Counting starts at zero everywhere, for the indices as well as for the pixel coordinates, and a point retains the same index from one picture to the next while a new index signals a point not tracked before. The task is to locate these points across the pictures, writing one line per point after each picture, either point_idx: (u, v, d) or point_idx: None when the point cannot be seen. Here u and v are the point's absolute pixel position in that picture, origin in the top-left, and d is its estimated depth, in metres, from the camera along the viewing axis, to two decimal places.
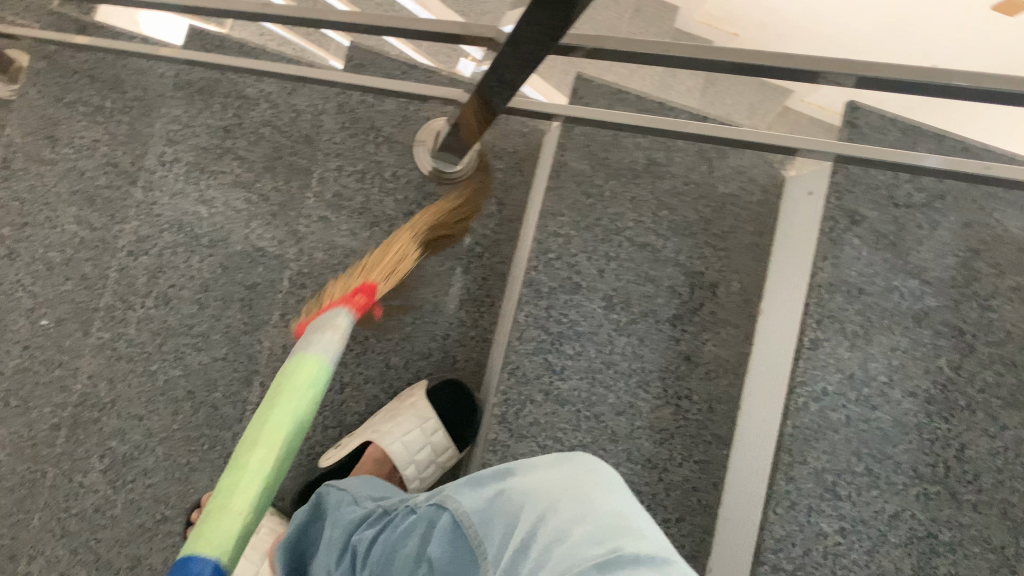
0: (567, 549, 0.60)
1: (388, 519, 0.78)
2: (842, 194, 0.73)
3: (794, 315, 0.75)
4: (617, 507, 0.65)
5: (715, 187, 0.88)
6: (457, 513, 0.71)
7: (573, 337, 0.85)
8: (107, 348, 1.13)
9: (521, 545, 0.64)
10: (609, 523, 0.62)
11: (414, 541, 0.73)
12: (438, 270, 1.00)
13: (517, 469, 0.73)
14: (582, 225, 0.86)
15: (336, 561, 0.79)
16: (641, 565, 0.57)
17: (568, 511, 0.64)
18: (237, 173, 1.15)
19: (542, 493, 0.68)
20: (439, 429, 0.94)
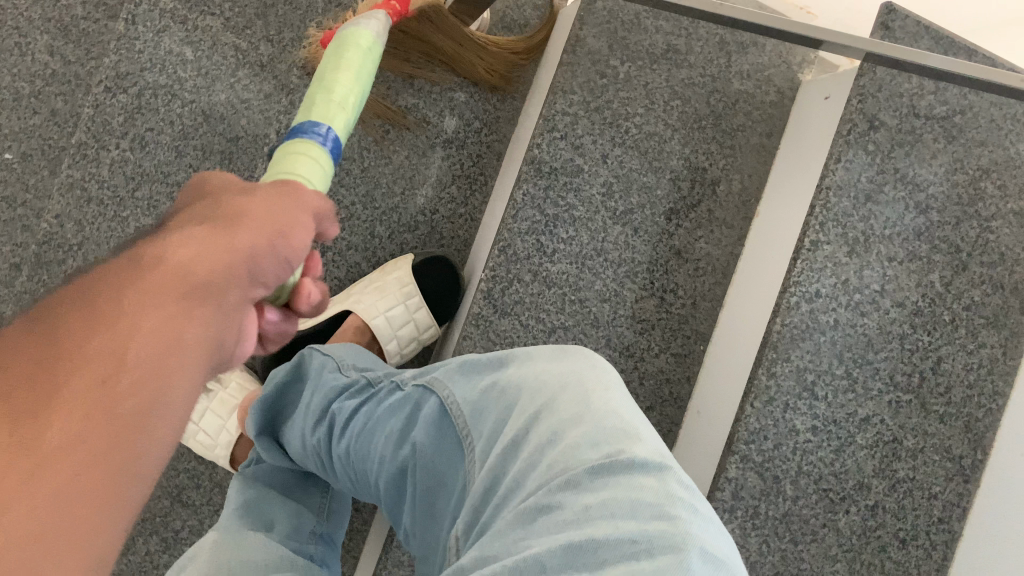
0: (563, 451, 0.59)
1: (372, 393, 0.77)
2: (864, 97, 0.72)
3: (793, 220, 0.76)
4: (618, 409, 0.63)
5: (731, 83, 0.86)
6: (445, 401, 0.70)
7: (567, 221, 0.84)
8: (78, 188, 1.07)
9: (514, 443, 0.62)
10: (608, 426, 0.60)
11: (396, 418, 0.73)
12: (435, 141, 0.98)
13: (514, 357, 0.71)
14: (592, 106, 0.85)
15: (313, 426, 0.78)
16: (637, 471, 0.57)
17: (568, 410, 0.62)
18: (228, 17, 1.09)
19: (540, 387, 0.65)
20: (422, 307, 0.93)
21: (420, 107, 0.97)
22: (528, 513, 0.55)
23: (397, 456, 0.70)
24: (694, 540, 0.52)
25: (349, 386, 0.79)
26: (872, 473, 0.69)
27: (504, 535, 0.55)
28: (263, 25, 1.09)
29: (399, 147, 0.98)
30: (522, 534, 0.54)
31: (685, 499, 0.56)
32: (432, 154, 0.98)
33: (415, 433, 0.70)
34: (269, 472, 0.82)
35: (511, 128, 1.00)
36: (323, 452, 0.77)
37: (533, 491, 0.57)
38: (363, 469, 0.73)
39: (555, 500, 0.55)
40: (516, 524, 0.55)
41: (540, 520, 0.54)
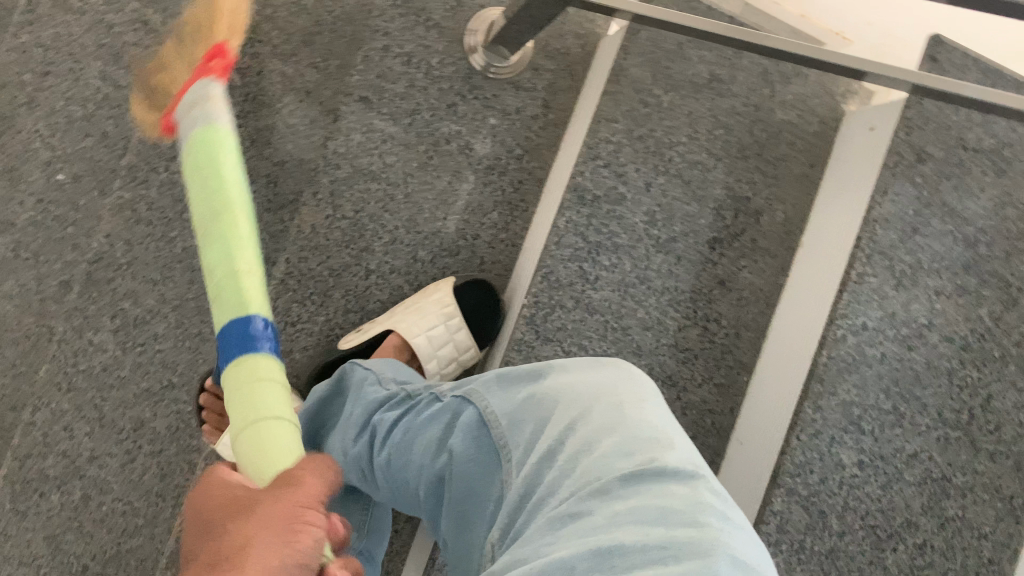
0: (595, 460, 0.61)
1: (411, 404, 0.78)
2: (911, 130, 0.73)
3: (841, 247, 0.75)
4: (652, 419, 0.64)
5: (773, 113, 0.87)
6: (483, 411, 0.71)
7: (610, 249, 0.85)
8: (127, 209, 1.10)
9: (549, 453, 0.64)
10: (639, 435, 0.62)
11: (436, 428, 0.73)
12: (477, 166, 0.99)
13: (551, 368, 0.72)
14: (635, 135, 0.85)
15: (355, 436, 0.79)
16: (666, 479, 0.58)
17: (601, 420, 0.64)
18: (274, 42, 1.11)
19: (574, 397, 0.67)
20: (462, 328, 0.94)
21: (463, 134, 0.99)
22: (560, 520, 0.57)
23: (438, 465, 0.71)
24: (721, 545, 0.53)
25: (389, 397, 0.80)
26: (921, 510, 0.68)
27: (537, 541, 0.57)
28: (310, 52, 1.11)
29: (441, 173, 0.99)
30: (553, 539, 0.56)
31: (714, 504, 0.57)
32: (473, 179, 0.99)
33: (455, 442, 0.70)
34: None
35: (552, 153, 1.00)
36: (364, 462, 0.78)
37: (565, 499, 0.59)
38: (405, 480, 0.74)
39: (587, 508, 0.57)
40: (548, 531, 0.57)
41: (572, 527, 0.56)
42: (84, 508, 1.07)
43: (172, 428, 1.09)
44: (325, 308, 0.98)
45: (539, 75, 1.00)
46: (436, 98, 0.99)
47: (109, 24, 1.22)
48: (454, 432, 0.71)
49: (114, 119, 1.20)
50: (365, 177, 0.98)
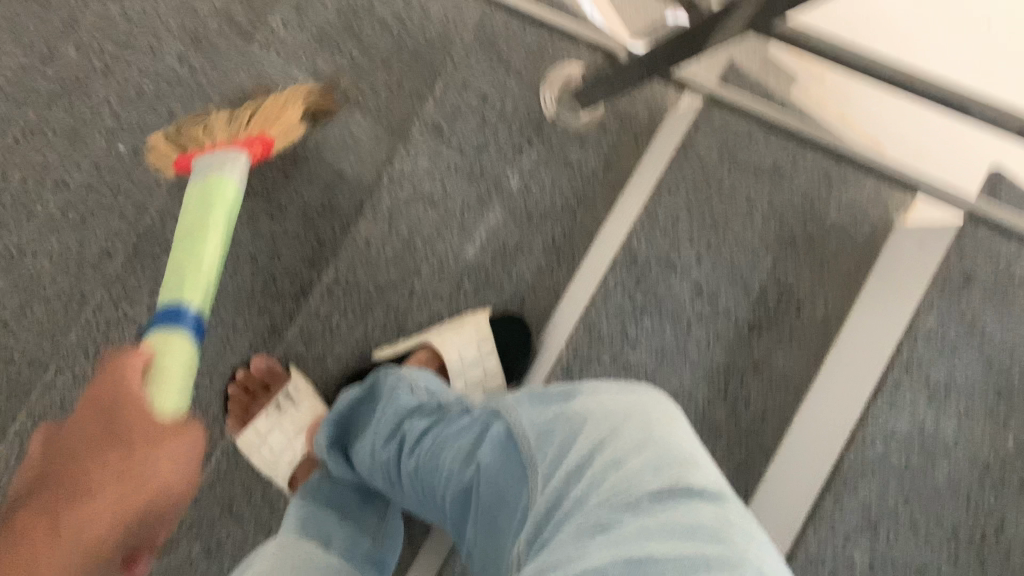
0: (624, 477, 0.61)
1: (442, 413, 0.79)
2: (964, 254, 0.76)
3: (885, 349, 0.77)
4: (680, 439, 0.63)
5: (828, 214, 0.88)
6: (512, 427, 0.70)
7: (655, 313, 0.89)
8: None
9: (576, 468, 0.63)
10: (668, 453, 0.62)
11: (464, 438, 0.74)
12: (531, 210, 1.01)
13: (579, 386, 0.70)
14: (696, 208, 0.90)
15: (385, 440, 0.81)
16: (692, 497, 0.59)
17: (628, 438, 0.63)
18: (357, 58, 1.14)
19: (604, 414, 0.66)
20: (494, 354, 0.97)
21: (524, 176, 1.01)
22: (590, 536, 0.58)
23: (464, 475, 0.72)
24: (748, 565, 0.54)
25: (418, 406, 0.82)
26: None
27: (567, 555, 0.57)
28: None
29: (496, 210, 1.01)
30: (584, 552, 0.56)
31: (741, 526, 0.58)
32: (526, 221, 1.01)
33: (481, 454, 0.71)
34: (329, 495, 0.85)
35: (606, 209, 1.01)
36: (392, 467, 0.80)
37: (593, 512, 0.59)
38: (433, 484, 0.75)
39: (616, 524, 0.57)
40: (577, 544, 0.57)
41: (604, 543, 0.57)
42: None
43: None
44: (364, 321, 1.00)
45: (608, 133, 1.01)
46: (507, 138, 1.02)
47: (196, 10, 1.26)
48: (483, 445, 0.71)
49: (182, 101, 1.24)
50: (425, 201, 1.01)
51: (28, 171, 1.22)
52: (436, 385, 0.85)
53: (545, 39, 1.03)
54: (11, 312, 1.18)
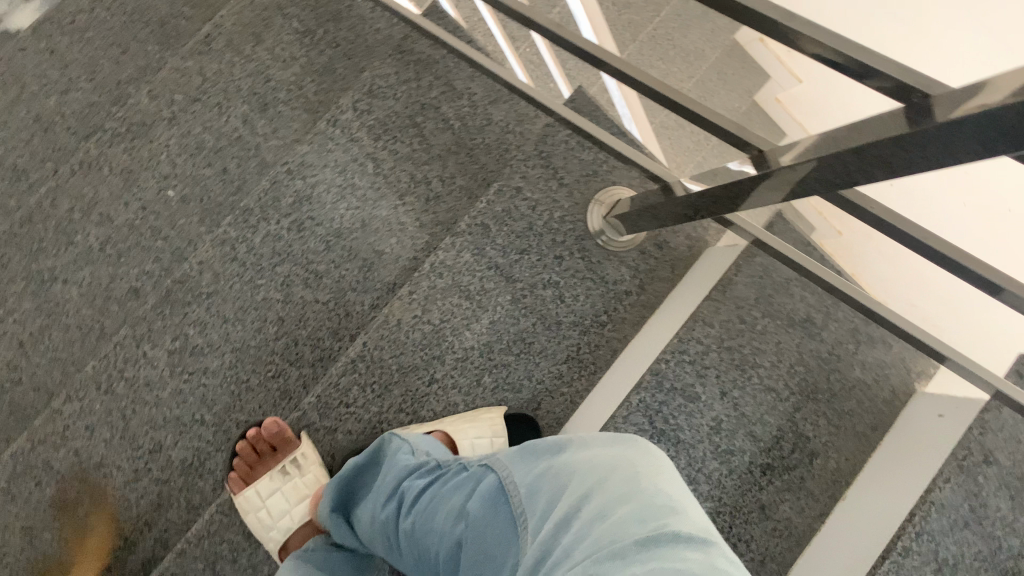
0: (610, 524, 0.57)
1: (441, 474, 0.79)
2: (985, 432, 0.75)
3: (892, 505, 0.78)
4: (670, 490, 0.61)
5: (852, 369, 0.91)
6: (504, 482, 0.71)
7: (672, 441, 0.91)
8: (228, 244, 1.15)
9: (565, 518, 0.61)
10: (656, 502, 0.59)
11: (461, 496, 0.74)
12: (561, 319, 1.03)
13: (569, 445, 0.71)
14: (724, 344, 0.94)
15: (385, 502, 0.81)
16: (679, 542, 0.54)
17: (615, 487, 0.62)
18: (415, 148, 1.19)
19: (590, 467, 0.66)
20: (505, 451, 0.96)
21: (560, 285, 1.04)
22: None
23: (457, 531, 0.71)
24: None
25: (417, 466, 0.82)
26: None
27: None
28: (442, 166, 1.19)
29: (526, 315, 1.03)
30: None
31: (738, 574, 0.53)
32: (554, 329, 1.03)
33: (474, 509, 0.70)
34: (322, 559, 0.87)
35: (634, 330, 1.03)
36: (392, 529, 0.79)
37: (577, 555, 0.56)
38: (427, 542, 0.74)
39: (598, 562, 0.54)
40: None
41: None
42: (73, 510, 1.06)
43: (186, 461, 1.09)
44: (382, 400, 1.01)
45: (648, 259, 1.05)
46: (548, 246, 1.05)
47: (269, 78, 1.30)
48: (474, 500, 0.71)
49: (239, 159, 1.27)
50: (459, 293, 1.04)
51: (80, 202, 1.26)
52: (437, 450, 0.86)
53: (600, 161, 1.08)
54: (32, 334, 1.19)
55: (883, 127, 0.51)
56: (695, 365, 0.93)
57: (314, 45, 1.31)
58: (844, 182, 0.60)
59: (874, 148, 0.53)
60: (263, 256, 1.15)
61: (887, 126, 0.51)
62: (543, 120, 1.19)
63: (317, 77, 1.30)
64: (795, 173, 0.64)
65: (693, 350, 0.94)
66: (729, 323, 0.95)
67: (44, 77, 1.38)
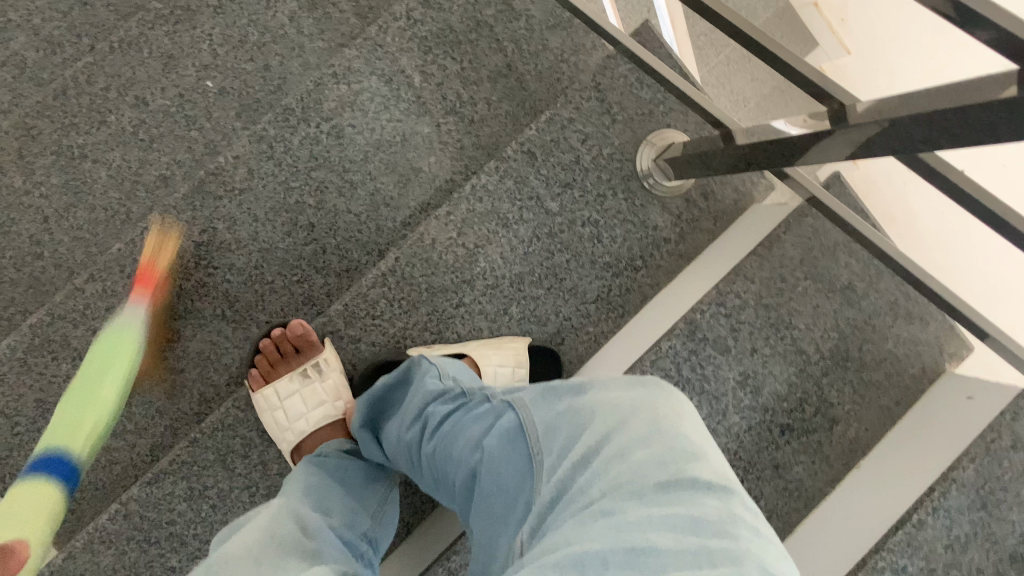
0: (630, 470, 0.56)
1: (461, 401, 0.78)
2: (1019, 418, 0.76)
3: (913, 478, 0.79)
4: (692, 436, 0.59)
5: (886, 341, 0.91)
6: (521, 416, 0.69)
7: (697, 390, 0.90)
8: (265, 142, 1.13)
9: (581, 457, 0.59)
10: (678, 450, 0.57)
11: (479, 424, 0.72)
12: (596, 258, 1.02)
13: (590, 383, 0.68)
14: (764, 301, 0.93)
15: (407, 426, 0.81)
16: (698, 495, 0.53)
17: (636, 430, 0.60)
18: (466, 67, 1.16)
19: (611, 408, 0.63)
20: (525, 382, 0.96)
21: (599, 224, 1.02)
22: (585, 519, 0.53)
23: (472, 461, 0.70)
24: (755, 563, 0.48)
25: (441, 389, 0.80)
26: None
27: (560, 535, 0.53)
28: (490, 88, 1.16)
29: (562, 250, 1.02)
30: (579, 535, 0.52)
31: (754, 527, 0.51)
32: (588, 267, 1.01)
33: (489, 439, 0.69)
34: (334, 466, 0.87)
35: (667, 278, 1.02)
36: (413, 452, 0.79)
37: (595, 498, 0.55)
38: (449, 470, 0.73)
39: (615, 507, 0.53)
40: (575, 526, 0.53)
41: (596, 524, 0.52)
42: None
43: (202, 354, 1.08)
44: (408, 316, 1.00)
45: (692, 209, 1.02)
46: (592, 183, 1.03)
47: None
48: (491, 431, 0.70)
49: (281, 57, 1.23)
50: (497, 220, 1.02)
51: (115, 82, 1.23)
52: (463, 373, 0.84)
53: (656, 102, 1.05)
54: (56, 210, 1.18)
55: (996, 87, 0.49)
56: (729, 319, 0.92)
57: None
58: (928, 143, 0.58)
59: (979, 108, 0.50)
60: (300, 158, 1.12)
61: (1001, 85, 0.49)
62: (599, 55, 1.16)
63: None
64: (877, 130, 0.62)
65: (729, 304, 0.93)
66: (770, 282, 0.94)
67: None
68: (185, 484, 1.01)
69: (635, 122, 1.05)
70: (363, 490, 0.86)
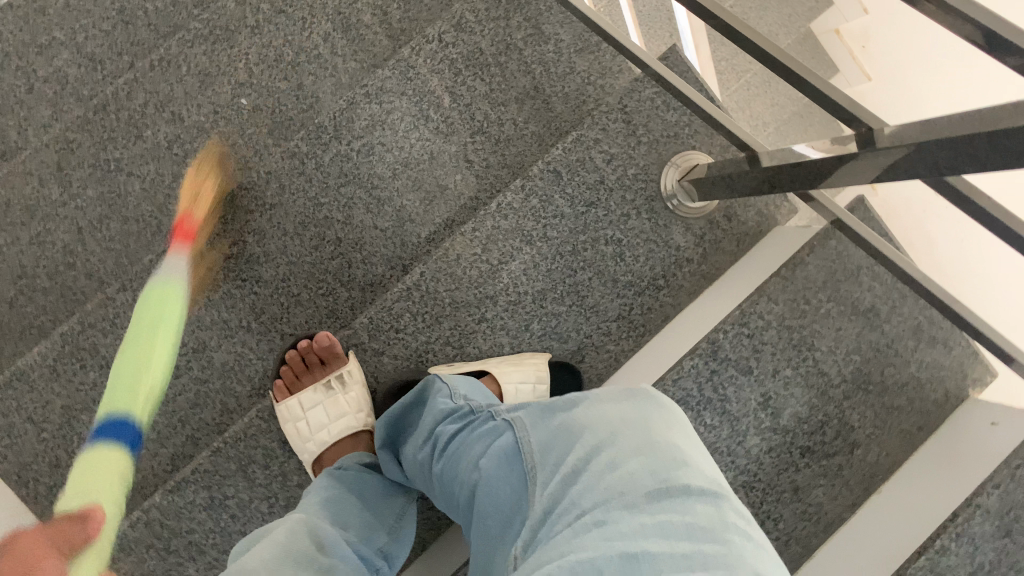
0: (621, 483, 0.57)
1: (469, 419, 0.77)
2: None
3: (932, 505, 0.77)
4: (683, 446, 0.60)
5: (910, 365, 0.89)
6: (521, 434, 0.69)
7: (717, 411, 0.91)
8: (297, 158, 1.15)
9: (576, 472, 0.60)
10: (670, 463, 0.58)
11: (482, 443, 0.71)
12: (618, 276, 1.02)
13: (587, 399, 0.68)
14: (785, 322, 0.93)
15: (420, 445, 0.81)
16: (688, 507, 0.54)
17: (629, 443, 0.61)
18: (494, 88, 1.18)
19: (605, 424, 0.64)
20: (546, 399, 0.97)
21: (623, 244, 1.03)
22: (579, 531, 0.54)
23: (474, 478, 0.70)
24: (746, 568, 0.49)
25: (453, 409, 0.80)
26: None
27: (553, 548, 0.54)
28: (517, 109, 1.18)
29: (585, 268, 1.03)
30: (573, 548, 0.52)
31: (742, 533, 0.53)
32: (610, 285, 1.02)
33: (491, 458, 0.68)
34: (352, 479, 0.87)
35: (689, 298, 1.03)
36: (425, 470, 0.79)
37: (588, 512, 0.55)
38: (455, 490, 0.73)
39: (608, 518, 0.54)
40: (568, 541, 0.53)
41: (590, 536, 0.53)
42: None
43: (227, 365, 1.10)
44: (431, 330, 1.02)
45: (715, 231, 1.03)
46: (616, 203, 1.04)
47: (356, 0, 1.29)
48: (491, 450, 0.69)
49: (314, 77, 1.26)
50: (521, 237, 1.03)
51: (153, 98, 1.27)
52: (474, 393, 0.83)
53: (682, 125, 1.07)
54: (91, 221, 1.21)
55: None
56: (751, 340, 0.92)
57: None
58: (953, 167, 0.59)
59: (1006, 130, 0.50)
60: (329, 173, 1.15)
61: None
62: (626, 78, 1.17)
63: (403, 5, 1.30)
64: (903, 152, 0.62)
65: (753, 325, 0.92)
66: (793, 304, 0.94)
67: None
68: (207, 492, 1.02)
69: (659, 143, 1.06)
70: (381, 500, 0.86)
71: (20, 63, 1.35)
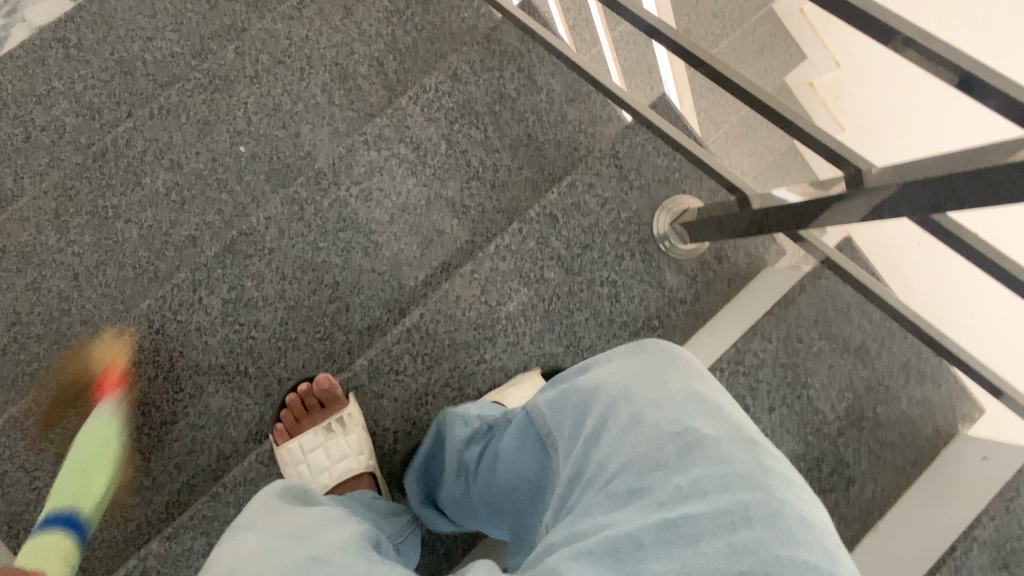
0: (642, 434, 0.53)
1: (490, 432, 0.78)
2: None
3: (943, 525, 0.79)
4: (700, 387, 0.57)
5: (901, 402, 0.93)
6: (532, 415, 0.67)
7: None
8: (296, 204, 1.17)
9: (592, 435, 0.57)
10: (690, 405, 0.54)
11: (506, 446, 0.71)
12: (614, 317, 1.04)
13: (591, 361, 0.66)
14: (780, 361, 0.94)
15: (452, 476, 0.82)
16: (717, 447, 0.50)
17: (641, 392, 0.57)
18: (488, 135, 1.21)
19: (613, 379, 0.60)
20: None
21: (618, 285, 1.05)
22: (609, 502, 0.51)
23: (507, 484, 0.70)
24: (791, 510, 0.44)
25: (473, 432, 0.81)
26: None
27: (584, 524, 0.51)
28: (512, 155, 1.21)
29: (581, 309, 1.05)
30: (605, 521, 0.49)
31: (790, 475, 0.48)
32: (605, 326, 1.04)
33: (517, 456, 0.69)
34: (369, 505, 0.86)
35: (684, 338, 1.04)
36: (465, 501, 0.80)
37: (615, 474, 0.52)
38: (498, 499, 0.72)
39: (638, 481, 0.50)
40: (602, 507, 0.50)
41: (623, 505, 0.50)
42: None
43: (224, 411, 1.10)
44: (430, 372, 1.02)
45: (707, 271, 1.06)
46: (612, 245, 1.07)
47: (353, 51, 1.33)
48: (512, 449, 0.69)
49: (312, 125, 1.29)
50: (518, 280, 1.05)
51: (152, 146, 1.29)
52: (488, 411, 0.85)
53: (673, 170, 1.10)
54: (87, 266, 1.21)
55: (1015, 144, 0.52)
56: (747, 378, 0.94)
57: (400, 27, 1.34)
58: (941, 207, 0.61)
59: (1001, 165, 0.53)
60: (325, 218, 1.16)
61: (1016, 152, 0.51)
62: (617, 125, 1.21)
63: (399, 56, 1.33)
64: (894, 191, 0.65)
65: (747, 362, 0.94)
66: (787, 342, 0.95)
67: (132, 22, 1.43)
68: (204, 539, 1.01)
69: (653, 187, 1.09)
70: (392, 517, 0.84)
71: (19, 113, 1.37)
